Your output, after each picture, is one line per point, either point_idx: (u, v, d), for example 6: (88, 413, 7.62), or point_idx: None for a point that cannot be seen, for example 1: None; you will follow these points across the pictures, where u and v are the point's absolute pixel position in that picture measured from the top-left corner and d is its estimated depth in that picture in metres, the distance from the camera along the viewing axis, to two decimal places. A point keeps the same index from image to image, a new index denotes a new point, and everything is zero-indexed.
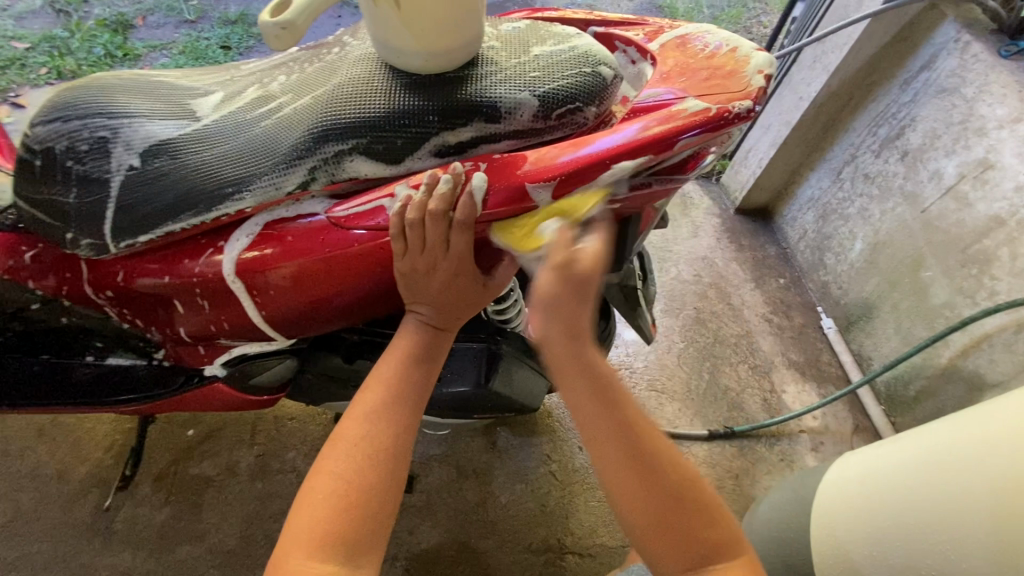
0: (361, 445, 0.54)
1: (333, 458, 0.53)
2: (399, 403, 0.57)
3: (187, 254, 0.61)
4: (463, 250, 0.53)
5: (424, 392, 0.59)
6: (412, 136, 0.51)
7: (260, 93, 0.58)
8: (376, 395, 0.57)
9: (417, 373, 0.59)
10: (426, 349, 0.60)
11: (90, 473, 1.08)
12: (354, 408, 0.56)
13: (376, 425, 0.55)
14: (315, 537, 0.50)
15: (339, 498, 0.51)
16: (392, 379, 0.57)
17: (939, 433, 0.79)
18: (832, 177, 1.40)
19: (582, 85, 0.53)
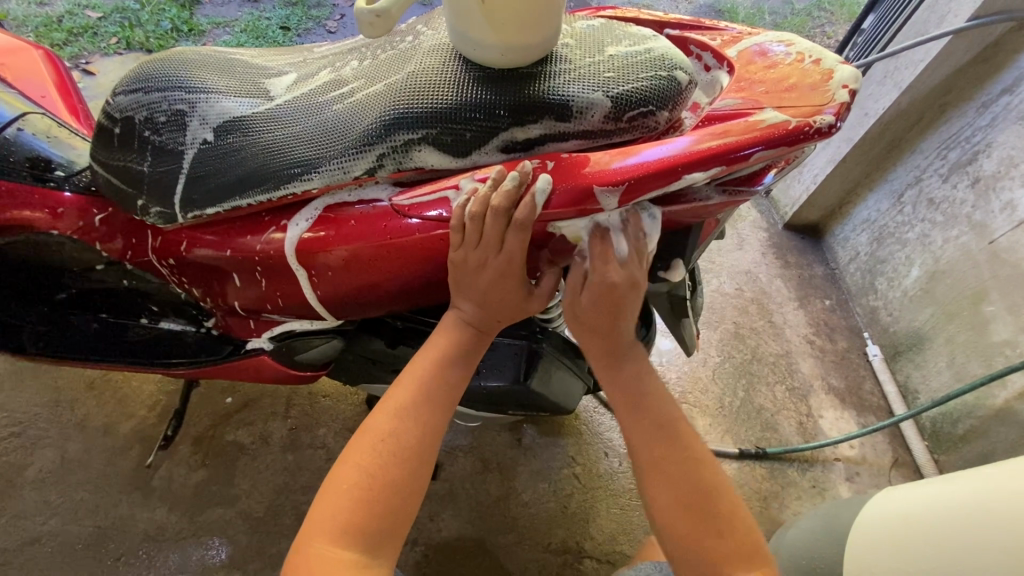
0: (389, 442, 0.56)
1: (360, 449, 0.56)
2: (428, 403, 0.59)
3: (250, 230, 0.63)
4: (518, 252, 0.53)
5: (456, 394, 0.61)
6: (480, 129, 0.51)
7: (333, 77, 0.59)
8: (409, 394, 0.59)
9: (450, 373, 0.60)
10: (465, 351, 0.61)
11: (134, 430, 1.13)
12: (386, 403, 0.59)
13: (408, 424, 0.57)
14: (337, 523, 0.54)
15: (364, 490, 0.55)
16: (427, 380, 0.59)
17: (992, 477, 0.75)
18: (891, 200, 1.35)
19: (656, 89, 0.51)
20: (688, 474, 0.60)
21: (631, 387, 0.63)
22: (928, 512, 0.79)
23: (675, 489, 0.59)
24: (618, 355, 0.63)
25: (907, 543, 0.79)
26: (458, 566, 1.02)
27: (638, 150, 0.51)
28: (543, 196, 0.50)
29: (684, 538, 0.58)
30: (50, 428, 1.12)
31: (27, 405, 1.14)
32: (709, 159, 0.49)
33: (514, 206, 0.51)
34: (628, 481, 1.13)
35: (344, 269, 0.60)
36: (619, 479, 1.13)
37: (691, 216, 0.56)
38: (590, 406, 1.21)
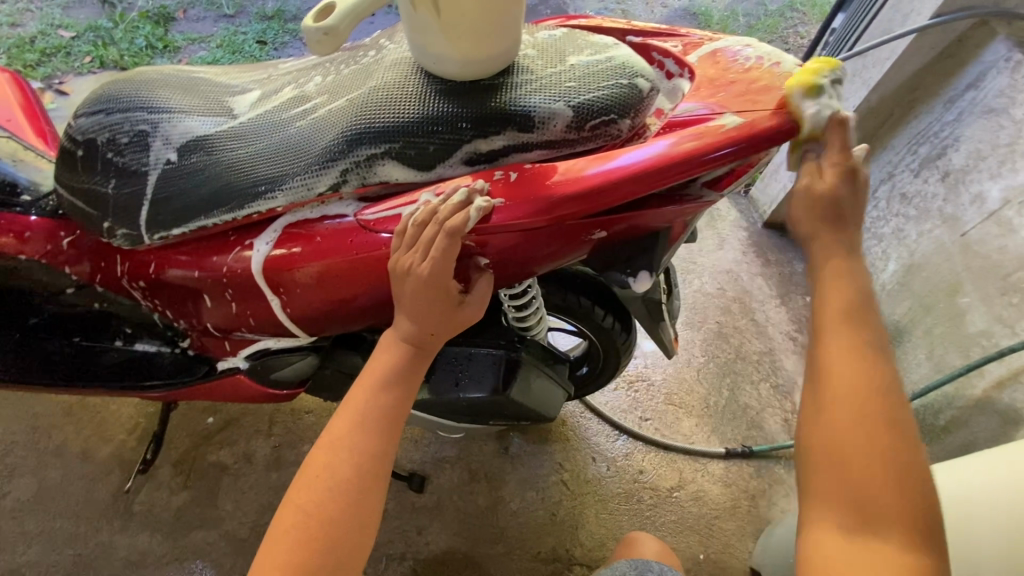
0: (322, 477, 0.54)
1: (302, 488, 0.54)
2: (367, 430, 0.56)
3: (216, 250, 0.62)
4: (439, 261, 0.50)
5: (396, 420, 0.57)
6: (444, 142, 0.51)
7: (295, 93, 0.59)
8: (341, 426, 0.56)
9: (394, 391, 0.57)
10: (402, 373, 0.58)
11: (113, 454, 1.10)
12: (325, 437, 0.56)
13: (342, 458, 0.54)
14: (276, 568, 0.51)
15: (301, 532, 0.52)
16: (361, 410, 0.56)
17: (964, 466, 0.76)
18: (866, 196, 1.36)
19: (618, 98, 0.52)
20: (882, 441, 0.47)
21: (842, 297, 0.52)
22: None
23: (863, 438, 0.48)
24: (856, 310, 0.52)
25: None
26: None
27: (598, 160, 0.51)
28: (491, 209, 0.50)
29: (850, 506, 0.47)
30: (26, 455, 1.10)
31: (2, 432, 1.12)
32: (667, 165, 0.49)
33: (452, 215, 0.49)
34: (617, 485, 1.13)
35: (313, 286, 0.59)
36: (607, 484, 1.13)
37: (657, 221, 0.55)
38: (577, 411, 1.21)
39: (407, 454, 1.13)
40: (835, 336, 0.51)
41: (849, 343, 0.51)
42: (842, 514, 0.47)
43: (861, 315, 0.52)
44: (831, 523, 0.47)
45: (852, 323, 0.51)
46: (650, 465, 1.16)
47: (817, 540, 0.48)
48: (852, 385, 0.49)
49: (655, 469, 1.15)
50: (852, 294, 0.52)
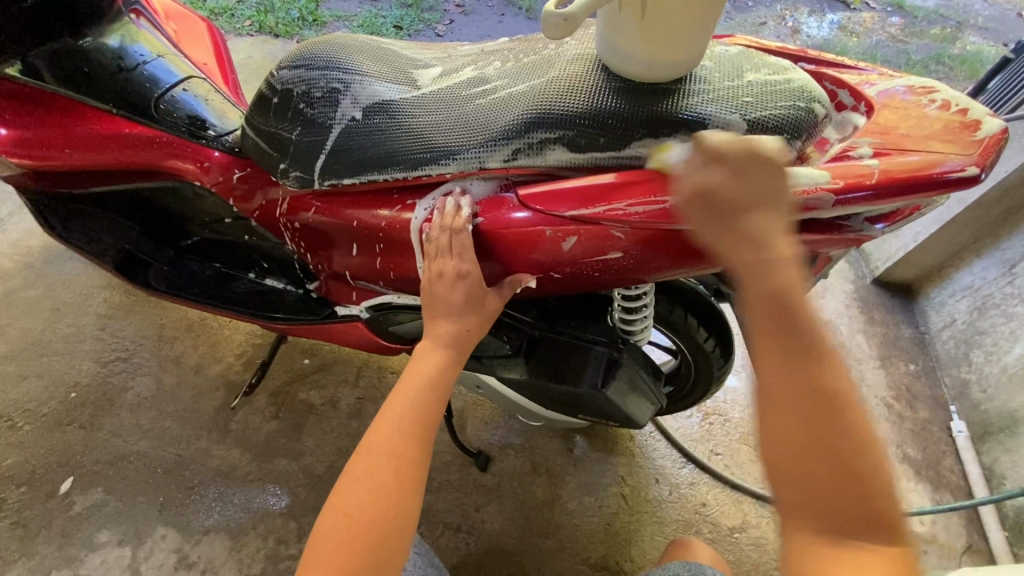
0: (366, 476, 0.58)
1: (349, 486, 0.58)
2: (410, 431, 0.61)
3: (375, 204, 0.68)
4: None
5: (428, 421, 0.63)
6: (615, 138, 0.54)
7: (476, 74, 0.63)
8: (381, 431, 0.61)
9: (431, 396, 0.64)
10: (438, 379, 0.65)
11: (221, 373, 1.22)
12: (368, 440, 0.61)
13: (382, 460, 0.59)
14: (327, 560, 0.54)
15: (347, 529, 0.56)
16: (399, 412, 0.62)
17: None
18: (1001, 269, 1.27)
19: (792, 119, 0.52)
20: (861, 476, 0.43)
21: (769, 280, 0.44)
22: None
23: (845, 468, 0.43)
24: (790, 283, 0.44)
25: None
26: (496, 563, 1.04)
27: None
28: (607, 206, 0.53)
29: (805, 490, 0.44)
30: (151, 359, 1.24)
31: (135, 335, 1.27)
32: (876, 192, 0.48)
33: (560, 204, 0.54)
34: (676, 512, 1.11)
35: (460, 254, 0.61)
36: (667, 508, 1.11)
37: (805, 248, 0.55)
38: (646, 430, 1.20)
39: (476, 432, 1.18)
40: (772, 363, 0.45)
41: (788, 347, 0.44)
42: (823, 526, 0.43)
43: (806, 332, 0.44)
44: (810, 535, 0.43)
45: (813, 359, 0.44)
46: (713, 500, 1.13)
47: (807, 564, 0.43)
48: (796, 387, 0.44)
49: (719, 505, 1.13)
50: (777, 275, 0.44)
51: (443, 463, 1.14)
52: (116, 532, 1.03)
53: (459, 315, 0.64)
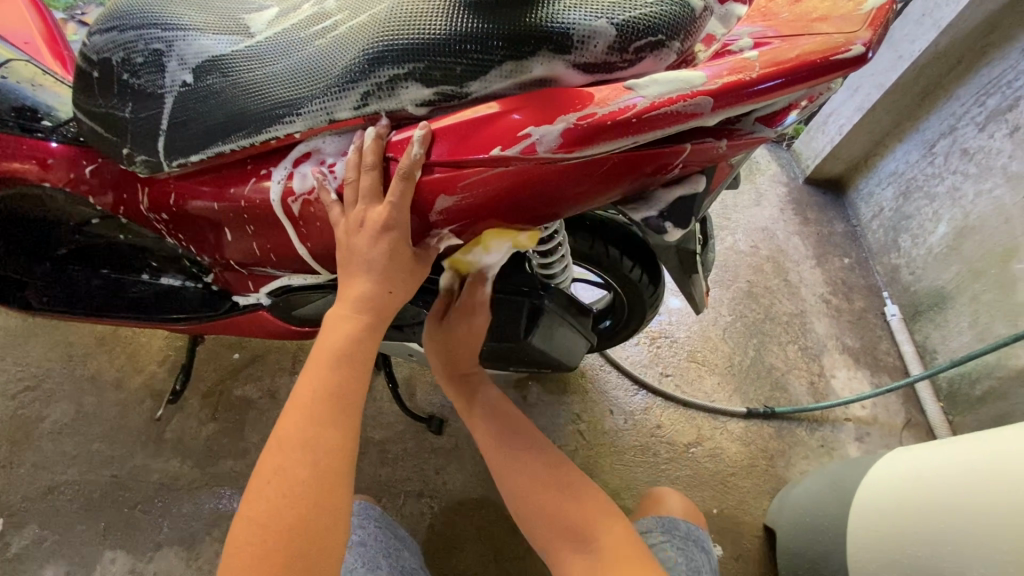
0: (277, 479, 0.50)
1: (259, 494, 0.50)
2: (323, 421, 0.53)
3: (235, 180, 0.60)
4: (399, 206, 0.52)
5: (345, 405, 0.54)
6: (472, 63, 0.46)
7: (315, 10, 0.54)
8: (291, 421, 0.53)
9: (346, 374, 0.55)
10: (354, 350, 0.56)
11: (145, 384, 1.14)
12: (276, 437, 0.53)
13: (294, 458, 0.51)
14: (241, 575, 0.48)
15: (261, 539, 0.48)
16: (308, 396, 0.54)
17: (1007, 436, 0.72)
18: (922, 151, 1.27)
19: (666, 16, 0.46)
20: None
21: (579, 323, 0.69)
22: (929, 476, 0.78)
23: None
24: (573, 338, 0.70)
25: (909, 505, 0.78)
26: (461, 522, 1.03)
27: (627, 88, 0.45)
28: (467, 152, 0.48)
29: None
30: (64, 382, 1.14)
31: (40, 359, 1.16)
32: (760, 89, 0.43)
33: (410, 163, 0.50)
34: (633, 438, 1.14)
35: (364, 203, 0.53)
36: (623, 436, 1.14)
37: (695, 163, 0.50)
38: (597, 364, 1.22)
39: (427, 398, 1.15)
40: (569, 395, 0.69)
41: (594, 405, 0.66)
42: None
43: None
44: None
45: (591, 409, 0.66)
46: (668, 421, 1.16)
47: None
48: None
49: (673, 425, 1.15)
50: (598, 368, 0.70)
51: (398, 433, 1.12)
52: (60, 565, 0.98)
53: (379, 274, 0.55)
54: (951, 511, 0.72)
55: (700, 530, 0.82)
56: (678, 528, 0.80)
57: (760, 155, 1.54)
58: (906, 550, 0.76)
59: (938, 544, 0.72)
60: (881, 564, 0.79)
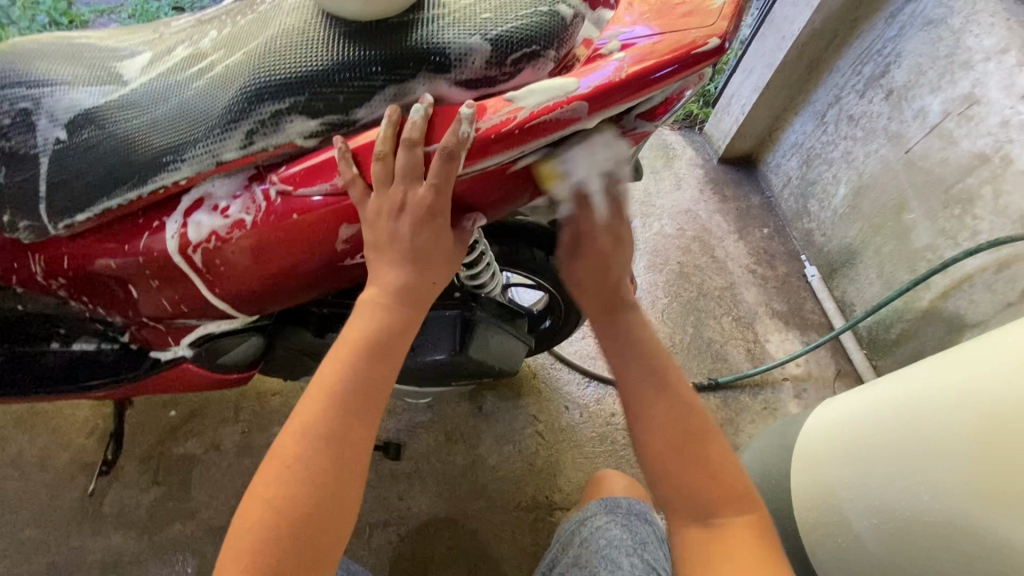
0: (294, 467, 0.47)
1: (268, 481, 0.47)
2: (348, 412, 0.48)
3: (128, 234, 0.57)
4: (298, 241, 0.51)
5: (371, 398, 0.50)
6: (354, 90, 0.46)
7: (190, 52, 0.52)
8: (312, 405, 0.48)
9: (379, 367, 0.50)
10: (388, 342, 0.50)
11: (74, 459, 1.07)
12: (294, 419, 0.48)
13: (307, 450, 0.47)
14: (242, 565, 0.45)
15: (273, 533, 0.45)
16: (308, 428, 0.48)
17: (922, 377, 0.77)
18: (815, 121, 1.36)
19: (538, 27, 0.48)
20: (725, 475, 0.57)
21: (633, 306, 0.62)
22: (861, 426, 0.82)
23: (711, 471, 0.57)
24: (615, 309, 0.63)
25: (858, 449, 0.81)
26: (431, 541, 1.02)
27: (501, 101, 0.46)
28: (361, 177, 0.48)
29: (677, 478, 0.56)
30: None
31: None
32: (632, 87, 0.45)
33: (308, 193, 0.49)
34: (590, 430, 1.16)
35: (265, 243, 0.52)
36: (581, 430, 1.16)
37: None
38: (548, 363, 1.24)
39: (381, 424, 1.13)
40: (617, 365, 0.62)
41: (650, 386, 0.59)
42: (690, 517, 0.56)
43: (649, 352, 0.61)
44: (682, 521, 0.57)
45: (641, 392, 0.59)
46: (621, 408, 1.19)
47: (693, 543, 0.56)
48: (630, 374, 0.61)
49: None
50: (637, 339, 0.62)
51: None
52: None
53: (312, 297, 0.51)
54: (916, 450, 0.72)
55: (647, 509, 0.84)
56: (620, 507, 0.83)
57: (676, 141, 1.62)
58: (884, 494, 0.75)
59: (905, 484, 0.72)
60: (855, 512, 0.79)
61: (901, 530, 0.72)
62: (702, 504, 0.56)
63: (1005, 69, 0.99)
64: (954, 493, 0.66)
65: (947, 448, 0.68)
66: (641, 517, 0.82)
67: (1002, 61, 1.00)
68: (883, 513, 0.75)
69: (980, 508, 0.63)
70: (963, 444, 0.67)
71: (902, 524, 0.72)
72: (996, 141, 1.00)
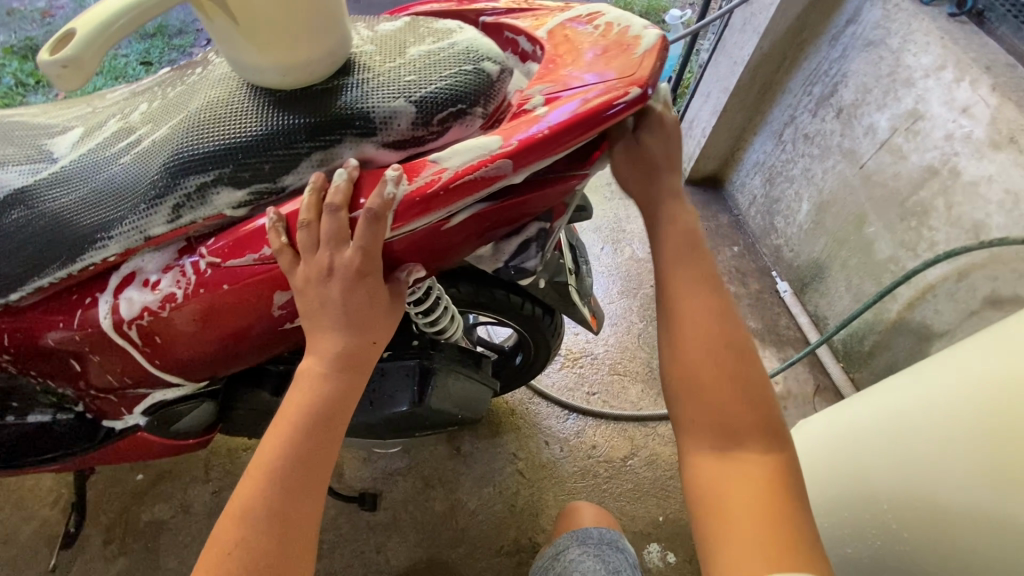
0: (237, 553, 0.44)
1: (210, 569, 0.44)
2: (291, 488, 0.46)
3: (63, 312, 0.55)
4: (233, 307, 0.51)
5: (316, 471, 0.48)
6: (280, 159, 0.46)
7: (121, 125, 0.52)
8: (252, 484, 0.46)
9: (321, 439, 0.48)
10: (330, 412, 0.49)
11: (36, 532, 1.02)
12: (235, 501, 0.46)
13: (251, 530, 0.45)
14: None
15: None
16: (248, 511, 0.45)
17: (904, 388, 0.74)
18: (774, 140, 1.39)
19: (463, 86, 0.49)
20: (760, 422, 0.54)
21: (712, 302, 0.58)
22: (849, 440, 0.79)
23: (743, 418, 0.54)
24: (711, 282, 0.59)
25: (859, 459, 0.76)
26: None
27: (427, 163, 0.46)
28: (289, 245, 0.47)
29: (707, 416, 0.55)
30: None
31: None
32: (557, 141, 0.46)
33: (236, 262, 0.48)
34: (572, 465, 1.14)
35: (200, 313, 0.51)
36: (562, 465, 1.14)
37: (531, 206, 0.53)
38: (526, 398, 1.22)
39: (357, 473, 1.10)
40: (688, 311, 0.58)
41: (711, 339, 0.56)
42: (711, 446, 0.54)
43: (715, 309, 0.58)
44: (703, 450, 0.54)
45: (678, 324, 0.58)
46: (602, 439, 1.18)
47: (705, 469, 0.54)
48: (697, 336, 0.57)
49: (607, 441, 1.17)
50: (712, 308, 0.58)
51: (331, 520, 1.06)
52: None
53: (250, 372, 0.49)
54: (913, 433, 0.68)
55: (617, 535, 0.83)
56: (591, 536, 0.81)
57: None
58: (893, 481, 0.69)
59: (914, 469, 0.66)
60: (854, 510, 0.73)
61: (884, 527, 0.69)
62: (722, 437, 0.54)
63: (944, 85, 1.02)
64: (962, 480, 0.60)
65: (944, 427, 0.65)
66: (616, 546, 0.80)
67: (940, 78, 1.02)
68: (891, 504, 0.68)
69: (981, 474, 0.58)
70: (960, 418, 0.63)
71: (915, 513, 0.65)
72: (943, 154, 1.02)
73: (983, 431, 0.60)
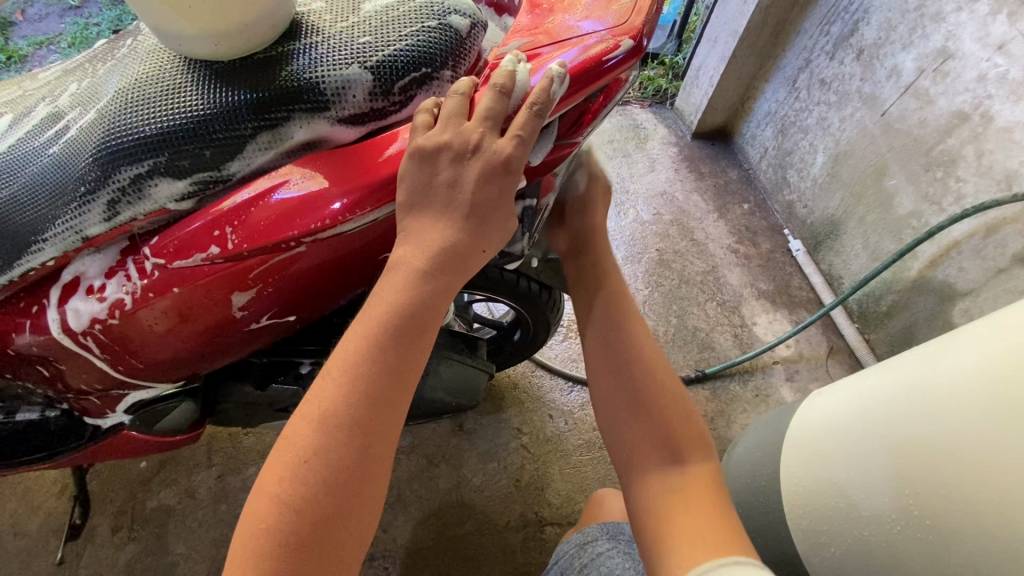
0: (310, 459, 0.38)
1: (277, 472, 0.38)
2: (377, 400, 0.40)
3: (8, 323, 0.50)
4: (189, 308, 0.47)
5: (404, 383, 0.41)
6: (220, 143, 0.41)
7: (49, 110, 0.47)
8: (330, 388, 0.39)
9: (409, 351, 0.41)
10: (421, 318, 0.41)
11: (46, 522, 1.03)
12: (307, 406, 0.40)
13: (331, 436, 0.38)
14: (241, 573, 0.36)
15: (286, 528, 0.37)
16: (327, 418, 0.39)
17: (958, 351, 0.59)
18: (787, 88, 1.29)
19: (427, 46, 0.42)
20: (676, 418, 0.58)
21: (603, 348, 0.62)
22: (864, 403, 0.67)
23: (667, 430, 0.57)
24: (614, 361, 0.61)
25: (872, 445, 0.63)
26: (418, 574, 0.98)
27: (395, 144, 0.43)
28: (241, 238, 0.42)
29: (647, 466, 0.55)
30: None
31: None
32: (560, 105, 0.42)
33: (185, 260, 0.44)
34: (577, 438, 1.12)
35: (154, 315, 0.47)
36: (567, 439, 1.12)
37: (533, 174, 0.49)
38: (528, 371, 1.19)
39: None
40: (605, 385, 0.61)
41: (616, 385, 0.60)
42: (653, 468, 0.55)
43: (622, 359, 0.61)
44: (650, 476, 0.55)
45: (635, 326, 0.63)
46: None
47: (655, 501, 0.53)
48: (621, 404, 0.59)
49: None
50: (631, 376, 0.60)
51: None
52: None
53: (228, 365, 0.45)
54: (910, 409, 0.60)
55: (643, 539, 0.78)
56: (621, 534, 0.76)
57: (648, 119, 1.55)
58: (943, 459, 0.55)
59: (976, 456, 0.52)
60: (887, 491, 0.60)
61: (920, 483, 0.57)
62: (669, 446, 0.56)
63: (978, 19, 0.91)
64: None
65: (971, 388, 0.55)
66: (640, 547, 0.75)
67: (974, 10, 0.92)
68: (927, 485, 0.56)
69: (1003, 429, 0.51)
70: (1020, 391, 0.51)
71: (981, 494, 0.52)
72: (975, 97, 0.93)
73: (978, 393, 0.54)
